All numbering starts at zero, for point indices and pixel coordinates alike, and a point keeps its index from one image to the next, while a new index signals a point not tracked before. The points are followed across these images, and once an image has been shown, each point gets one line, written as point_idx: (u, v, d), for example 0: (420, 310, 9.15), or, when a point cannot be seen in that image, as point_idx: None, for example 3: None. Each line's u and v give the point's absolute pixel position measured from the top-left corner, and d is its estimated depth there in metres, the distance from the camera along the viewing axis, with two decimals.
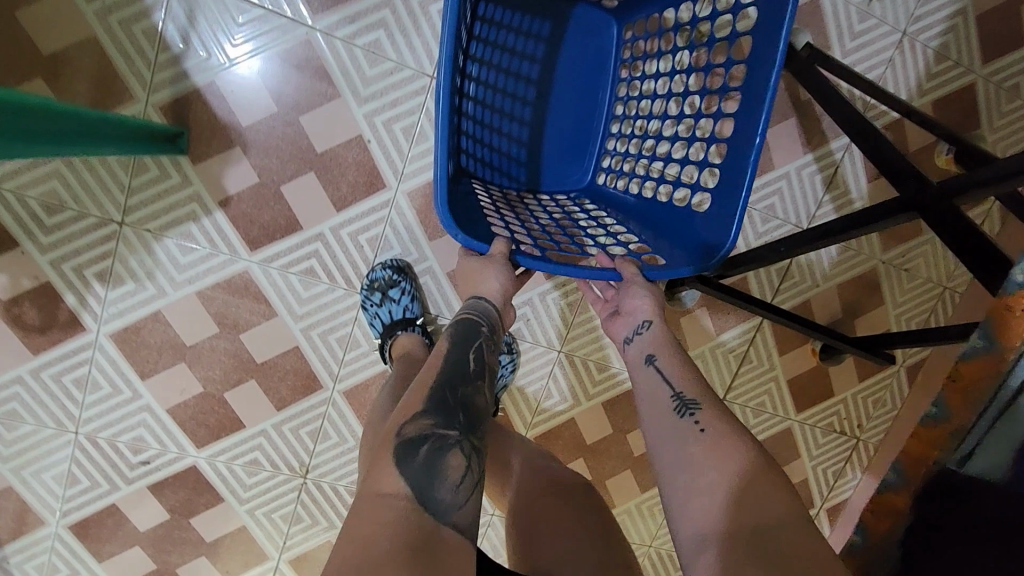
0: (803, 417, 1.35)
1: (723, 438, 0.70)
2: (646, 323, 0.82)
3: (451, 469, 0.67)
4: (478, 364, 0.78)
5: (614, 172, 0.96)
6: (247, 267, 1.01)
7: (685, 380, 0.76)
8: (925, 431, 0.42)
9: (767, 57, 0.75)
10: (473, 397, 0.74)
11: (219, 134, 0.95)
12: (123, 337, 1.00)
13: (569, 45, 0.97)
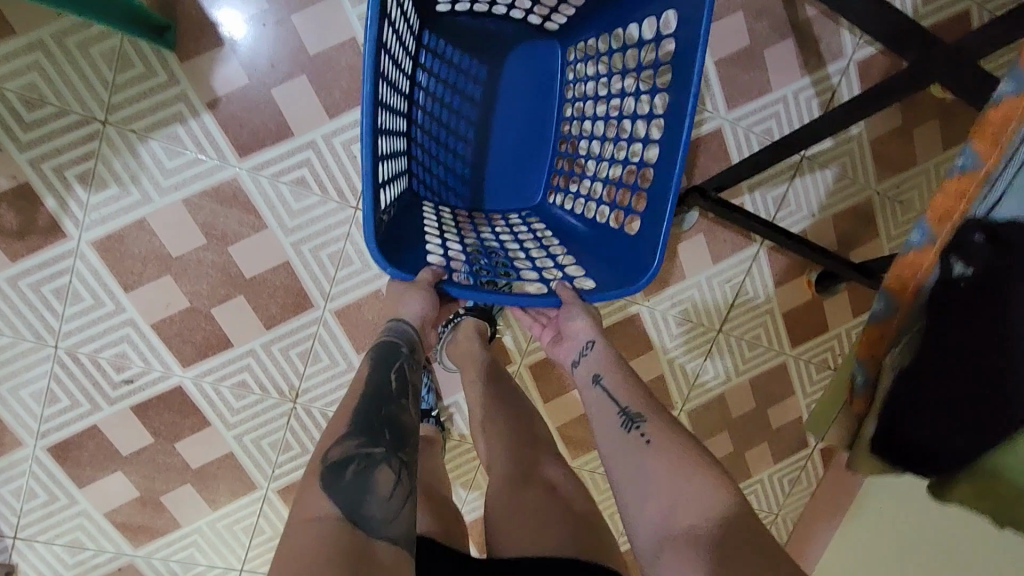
0: (797, 352, 1.35)
1: (670, 447, 0.73)
2: (590, 344, 0.87)
3: (378, 486, 0.63)
4: (400, 382, 0.76)
5: (562, 192, 1.00)
6: (236, 174, 0.98)
7: (630, 396, 0.80)
8: (959, 181, 0.54)
9: (686, 83, 0.78)
10: (398, 414, 0.72)
11: (208, 31, 0.92)
12: (105, 246, 0.97)
13: (513, 69, 1.01)
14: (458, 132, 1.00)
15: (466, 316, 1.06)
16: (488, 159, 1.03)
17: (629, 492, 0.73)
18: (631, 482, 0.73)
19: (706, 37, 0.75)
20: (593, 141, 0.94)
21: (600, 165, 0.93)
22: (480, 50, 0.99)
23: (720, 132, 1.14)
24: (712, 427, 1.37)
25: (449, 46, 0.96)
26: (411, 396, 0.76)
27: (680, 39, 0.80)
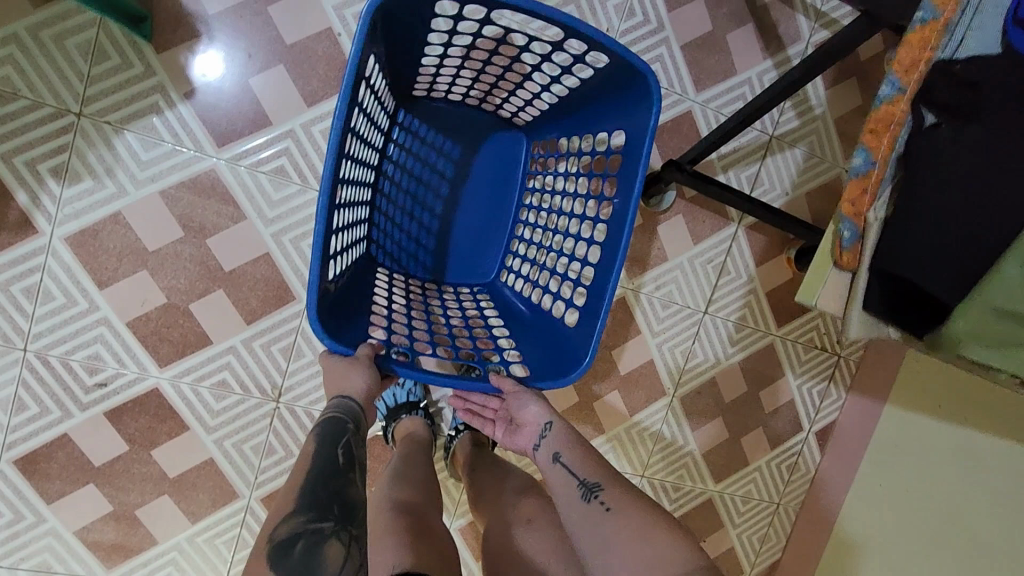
0: (784, 332, 1.35)
1: (627, 506, 0.81)
2: (548, 425, 0.91)
3: (325, 563, 0.66)
4: (347, 457, 0.78)
5: (514, 273, 1.07)
6: (214, 164, 0.97)
7: (587, 465, 0.86)
8: (919, 32, 0.52)
9: (630, 193, 0.86)
10: (345, 489, 0.74)
11: (185, 24, 0.93)
12: (79, 241, 0.95)
13: (482, 156, 1.08)
14: (420, 213, 1.07)
15: (462, 434, 1.14)
16: (451, 236, 1.09)
17: (587, 547, 0.81)
18: (592, 539, 0.81)
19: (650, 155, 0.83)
20: (546, 232, 1.01)
21: (550, 256, 1.00)
22: (453, 131, 1.06)
23: (690, 114, 1.17)
24: (707, 413, 1.35)
25: (421, 127, 1.03)
26: (358, 469, 0.78)
27: (628, 151, 0.88)
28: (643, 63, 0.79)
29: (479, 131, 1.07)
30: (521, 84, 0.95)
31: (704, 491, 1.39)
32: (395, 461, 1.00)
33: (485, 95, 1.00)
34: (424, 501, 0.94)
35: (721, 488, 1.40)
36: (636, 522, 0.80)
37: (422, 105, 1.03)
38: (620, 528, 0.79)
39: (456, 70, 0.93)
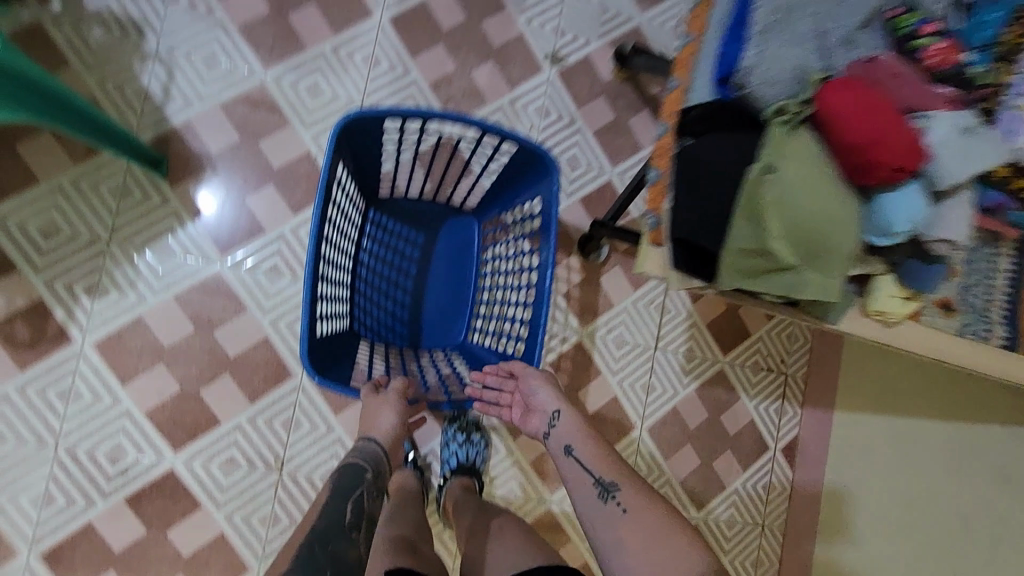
0: (731, 358, 1.52)
1: (641, 507, 0.93)
2: (556, 414, 1.05)
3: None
4: (354, 517, 0.94)
5: (478, 331, 1.25)
6: (219, 269, 1.18)
7: (602, 465, 0.98)
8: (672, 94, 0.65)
9: (547, 245, 1.08)
10: (344, 550, 0.89)
11: (194, 162, 1.18)
12: (105, 345, 1.12)
13: (442, 238, 1.29)
14: (395, 291, 1.27)
15: (452, 479, 1.25)
16: (423, 307, 1.28)
17: (599, 535, 0.94)
18: (604, 531, 0.93)
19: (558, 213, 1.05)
20: (498, 289, 1.21)
21: (504, 308, 1.18)
22: (416, 222, 1.28)
23: (610, 185, 1.42)
24: (677, 442, 1.48)
25: (389, 221, 1.26)
26: (365, 522, 0.95)
27: (543, 213, 1.09)
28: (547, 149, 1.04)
29: (437, 219, 1.29)
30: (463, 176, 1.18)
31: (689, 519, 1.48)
32: (390, 506, 1.09)
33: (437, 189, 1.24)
34: (420, 540, 1.04)
35: (704, 515, 1.49)
36: (650, 520, 0.91)
37: (388, 204, 1.26)
38: (634, 524, 0.91)
39: (409, 170, 1.18)
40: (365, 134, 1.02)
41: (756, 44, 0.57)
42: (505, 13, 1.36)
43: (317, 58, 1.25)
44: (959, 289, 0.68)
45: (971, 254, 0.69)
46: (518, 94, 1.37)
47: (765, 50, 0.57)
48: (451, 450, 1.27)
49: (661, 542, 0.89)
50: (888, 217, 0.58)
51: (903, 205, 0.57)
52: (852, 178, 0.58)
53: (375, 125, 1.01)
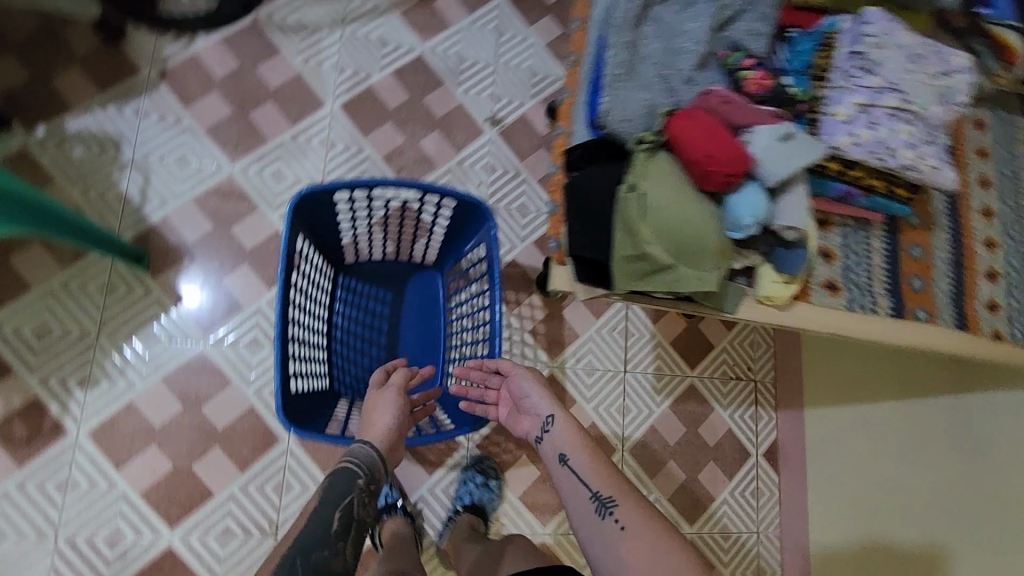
0: (699, 371, 1.60)
1: (640, 525, 0.92)
2: (550, 419, 1.07)
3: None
4: (341, 523, 0.90)
5: (451, 375, 1.32)
6: (202, 348, 1.26)
7: (598, 479, 0.98)
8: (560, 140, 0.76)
9: (495, 284, 1.17)
10: (327, 559, 0.85)
11: (173, 253, 1.29)
12: (99, 433, 1.19)
13: (409, 293, 1.39)
14: (371, 348, 1.35)
15: (463, 514, 1.33)
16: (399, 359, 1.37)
17: (596, 551, 0.93)
18: (601, 547, 0.93)
19: (498, 254, 1.15)
20: (463, 332, 1.30)
21: (470, 349, 1.27)
22: (384, 281, 1.38)
23: None
24: (659, 460, 1.53)
25: (358, 283, 1.36)
26: (354, 531, 0.92)
27: (488, 256, 1.20)
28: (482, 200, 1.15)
29: (403, 277, 1.39)
30: (417, 234, 1.29)
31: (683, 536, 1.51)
32: (385, 553, 1.14)
33: (398, 249, 1.35)
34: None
35: (698, 530, 1.52)
36: (650, 540, 0.90)
37: (356, 269, 1.36)
38: (632, 540, 0.90)
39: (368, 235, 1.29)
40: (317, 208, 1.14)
41: (609, 95, 0.71)
42: (444, 87, 1.52)
43: (279, 148, 1.39)
44: (842, 271, 0.79)
45: (847, 238, 0.80)
46: (465, 156, 1.51)
47: (617, 99, 0.71)
48: (467, 487, 1.37)
49: (658, 559, 0.87)
50: (736, 213, 0.70)
51: (746, 203, 0.70)
52: (702, 186, 0.70)
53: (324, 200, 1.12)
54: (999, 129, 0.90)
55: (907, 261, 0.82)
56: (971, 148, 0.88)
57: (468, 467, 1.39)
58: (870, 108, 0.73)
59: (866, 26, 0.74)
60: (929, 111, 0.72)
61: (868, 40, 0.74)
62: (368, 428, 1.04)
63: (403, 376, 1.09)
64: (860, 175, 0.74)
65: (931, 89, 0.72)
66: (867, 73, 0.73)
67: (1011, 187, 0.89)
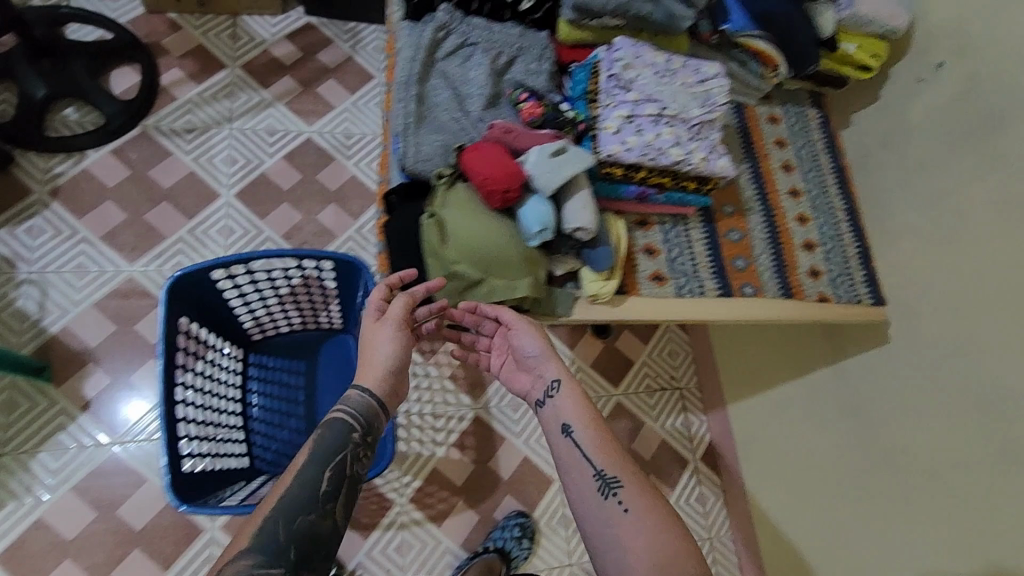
0: (624, 389, 1.63)
1: (645, 512, 0.71)
2: (555, 382, 0.84)
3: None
4: (331, 485, 0.77)
5: None
6: (113, 449, 1.25)
7: (605, 456, 0.77)
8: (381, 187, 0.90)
9: None
10: (315, 525, 0.73)
11: (76, 360, 1.30)
12: (8, 556, 1.16)
13: (323, 359, 1.41)
14: (289, 420, 1.36)
15: (488, 553, 1.34)
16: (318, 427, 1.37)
17: (593, 541, 0.72)
18: (599, 537, 0.72)
19: None
20: None
21: None
22: (297, 352, 1.41)
23: None
24: None
25: (270, 358, 1.39)
26: (346, 492, 0.78)
27: None
28: (359, 258, 1.20)
29: (315, 345, 1.42)
30: (316, 302, 1.33)
31: None
32: None
33: (304, 319, 1.38)
34: None
35: None
36: (657, 530, 0.70)
37: (267, 345, 1.39)
38: (637, 530, 0.70)
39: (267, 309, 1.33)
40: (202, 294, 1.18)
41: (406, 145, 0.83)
42: (336, 162, 1.62)
43: (178, 243, 1.44)
44: (667, 263, 0.86)
45: (667, 232, 0.88)
46: (363, 222, 1.58)
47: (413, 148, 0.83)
48: (501, 532, 1.39)
49: (663, 552, 0.67)
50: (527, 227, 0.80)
51: (533, 216, 0.79)
52: (492, 207, 0.81)
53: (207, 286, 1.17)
54: (793, 122, 1.03)
55: (728, 246, 0.90)
56: (770, 142, 1.00)
57: (512, 515, 1.44)
58: (633, 118, 0.80)
59: (614, 52, 0.82)
60: (691, 112, 0.81)
61: (620, 63, 0.81)
62: (366, 372, 0.85)
63: (406, 305, 0.88)
64: (648, 179, 0.82)
65: (688, 94, 0.82)
66: (624, 90, 0.81)
67: (812, 170, 1.00)
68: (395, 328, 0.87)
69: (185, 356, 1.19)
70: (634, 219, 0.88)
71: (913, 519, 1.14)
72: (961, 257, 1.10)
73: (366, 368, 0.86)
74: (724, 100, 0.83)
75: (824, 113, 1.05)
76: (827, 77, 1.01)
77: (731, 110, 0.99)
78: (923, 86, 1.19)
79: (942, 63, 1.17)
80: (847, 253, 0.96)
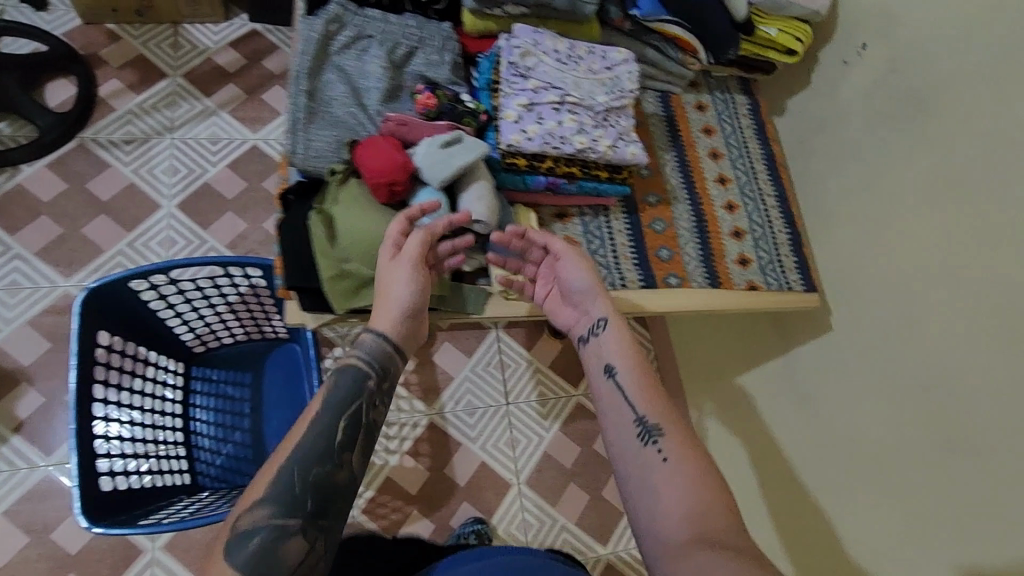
0: (583, 389, 1.61)
1: (686, 461, 0.72)
2: (603, 323, 0.82)
3: (285, 558, 0.68)
4: (347, 434, 0.76)
5: None
6: (47, 470, 1.22)
7: (649, 401, 0.77)
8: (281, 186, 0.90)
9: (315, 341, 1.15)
10: (331, 475, 0.74)
11: (8, 380, 1.27)
12: None
13: (269, 370, 1.36)
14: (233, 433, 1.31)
15: None
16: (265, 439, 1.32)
17: (629, 483, 0.73)
18: (636, 479, 0.72)
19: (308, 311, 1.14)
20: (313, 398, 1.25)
21: None
22: (241, 364, 1.36)
23: None
24: (558, 486, 1.51)
25: (213, 370, 1.34)
26: (362, 438, 0.78)
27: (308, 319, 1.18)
28: None
29: (261, 356, 1.37)
30: (257, 314, 1.27)
31: (598, 558, 1.47)
32: None
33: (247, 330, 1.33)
34: None
35: (612, 548, 1.49)
36: (694, 479, 0.70)
37: (209, 357, 1.34)
38: (675, 477, 0.70)
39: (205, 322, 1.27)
40: (129, 309, 1.13)
41: (302, 141, 0.83)
42: None
43: (116, 255, 1.41)
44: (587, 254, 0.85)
45: (588, 226, 0.88)
46: None
47: (310, 144, 0.84)
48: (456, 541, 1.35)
49: (698, 501, 0.67)
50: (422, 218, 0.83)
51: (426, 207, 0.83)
52: (380, 200, 0.83)
53: (132, 301, 1.13)
54: (720, 109, 1.01)
55: (651, 236, 0.89)
56: (698, 129, 0.98)
57: (469, 521, 1.40)
58: (533, 106, 0.82)
59: (513, 42, 0.83)
60: (596, 99, 0.84)
61: (520, 53, 0.83)
62: (383, 311, 0.80)
63: (422, 242, 0.78)
64: (558, 168, 0.83)
65: (594, 82, 0.85)
66: (524, 78, 0.83)
67: (740, 157, 0.98)
68: (411, 268, 0.78)
69: (113, 372, 1.14)
70: (552, 211, 0.89)
71: (852, 512, 1.11)
72: (895, 239, 1.09)
73: (383, 306, 0.80)
74: (632, 88, 0.86)
75: (754, 99, 1.04)
76: (751, 60, 0.99)
77: (656, 98, 0.98)
78: (848, 69, 1.19)
79: (865, 45, 1.17)
80: (777, 240, 0.94)
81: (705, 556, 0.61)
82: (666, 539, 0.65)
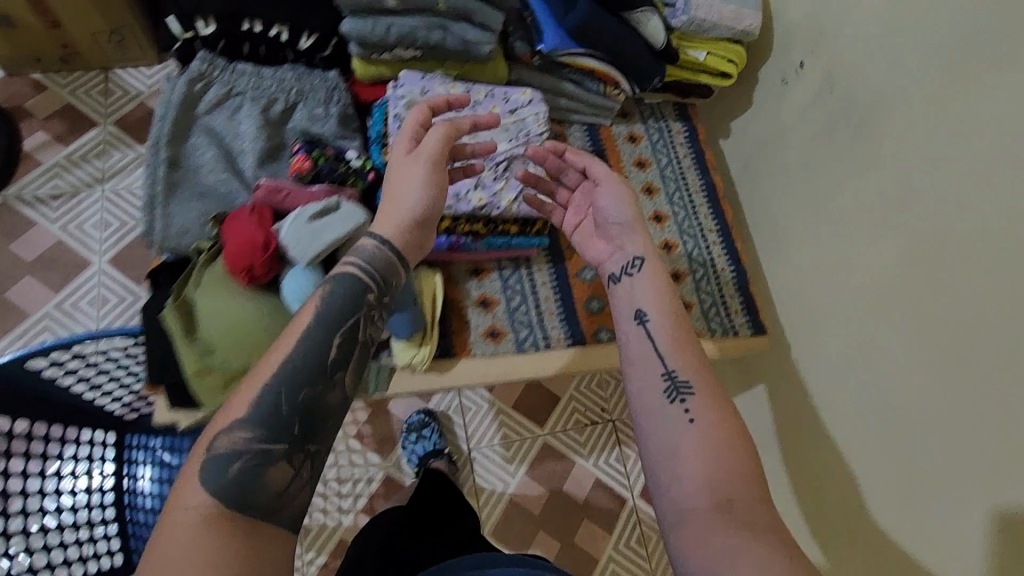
0: (550, 428, 1.52)
1: (715, 425, 0.67)
2: (638, 261, 0.79)
3: (267, 486, 0.59)
4: (342, 353, 0.67)
5: None
6: None
7: (679, 354, 0.73)
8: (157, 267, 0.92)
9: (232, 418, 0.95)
10: (320, 398, 0.65)
11: None
12: None
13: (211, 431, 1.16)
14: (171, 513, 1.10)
15: None
16: None
17: (654, 439, 0.69)
18: (658, 437, 0.69)
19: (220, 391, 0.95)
20: None
21: None
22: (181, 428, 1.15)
23: None
24: (528, 534, 1.43)
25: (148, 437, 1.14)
26: (356, 362, 0.69)
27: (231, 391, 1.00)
28: None
29: None
30: None
31: None
32: None
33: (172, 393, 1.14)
34: None
35: None
36: (721, 444, 0.66)
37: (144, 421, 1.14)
38: (702, 441, 0.66)
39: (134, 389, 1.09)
40: (37, 396, 0.95)
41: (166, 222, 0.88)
42: None
43: (42, 320, 1.35)
44: (505, 317, 0.91)
45: (505, 280, 0.93)
46: None
47: (171, 222, 0.89)
48: None
49: (725, 470, 0.64)
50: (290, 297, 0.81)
51: (297, 287, 0.81)
52: (243, 283, 0.83)
53: (39, 384, 0.95)
54: (654, 138, 0.96)
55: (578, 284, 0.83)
56: (630, 163, 0.93)
57: None
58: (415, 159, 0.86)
59: (400, 90, 0.86)
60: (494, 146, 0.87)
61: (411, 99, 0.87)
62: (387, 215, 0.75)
63: (442, 137, 0.76)
64: (457, 226, 0.88)
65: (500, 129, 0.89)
66: None
67: (676, 190, 0.94)
68: (429, 167, 0.76)
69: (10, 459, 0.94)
70: (467, 266, 0.93)
71: (838, 554, 1.05)
72: (848, 268, 1.02)
73: (389, 210, 0.75)
74: (540, 129, 0.90)
75: (691, 125, 0.98)
76: (686, 83, 0.94)
77: (583, 132, 0.94)
78: (787, 85, 1.14)
79: (803, 61, 1.11)
80: (719, 278, 0.90)
81: (726, 528, 0.58)
82: (683, 500, 0.63)
